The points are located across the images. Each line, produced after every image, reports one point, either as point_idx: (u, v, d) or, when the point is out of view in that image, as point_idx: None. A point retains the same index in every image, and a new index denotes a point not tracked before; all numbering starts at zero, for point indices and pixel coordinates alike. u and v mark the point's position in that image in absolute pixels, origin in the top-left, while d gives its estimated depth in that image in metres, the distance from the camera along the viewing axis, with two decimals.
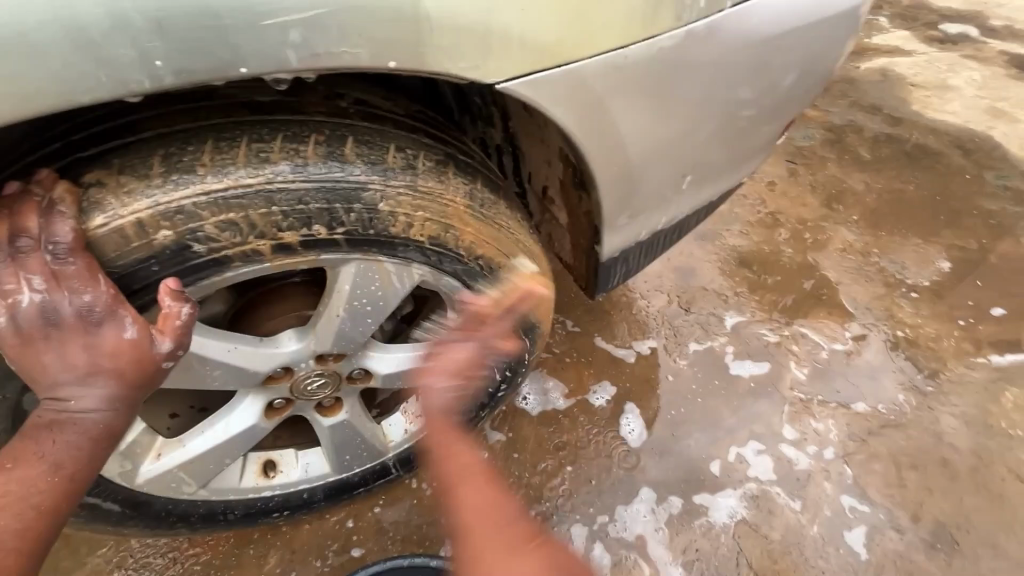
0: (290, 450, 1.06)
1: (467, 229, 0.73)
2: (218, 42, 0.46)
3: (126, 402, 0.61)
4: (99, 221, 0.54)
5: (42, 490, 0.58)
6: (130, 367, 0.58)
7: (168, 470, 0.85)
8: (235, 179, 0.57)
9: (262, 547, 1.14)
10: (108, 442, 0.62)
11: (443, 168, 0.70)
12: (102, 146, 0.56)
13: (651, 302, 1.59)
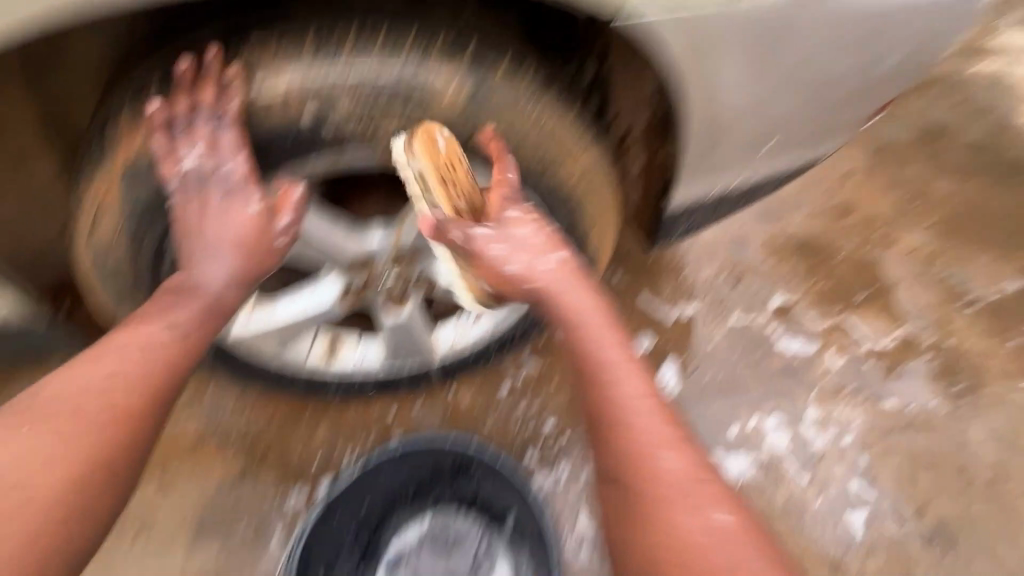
0: (352, 334, 1.16)
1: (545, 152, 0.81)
2: None
3: (240, 276, 0.82)
4: (256, 92, 0.70)
5: (162, 351, 0.75)
6: (250, 237, 0.80)
7: (257, 330, 0.98)
8: (363, 73, 0.71)
9: (312, 420, 1.28)
10: (216, 319, 0.81)
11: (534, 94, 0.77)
12: (263, 30, 0.70)
13: (701, 269, 1.62)
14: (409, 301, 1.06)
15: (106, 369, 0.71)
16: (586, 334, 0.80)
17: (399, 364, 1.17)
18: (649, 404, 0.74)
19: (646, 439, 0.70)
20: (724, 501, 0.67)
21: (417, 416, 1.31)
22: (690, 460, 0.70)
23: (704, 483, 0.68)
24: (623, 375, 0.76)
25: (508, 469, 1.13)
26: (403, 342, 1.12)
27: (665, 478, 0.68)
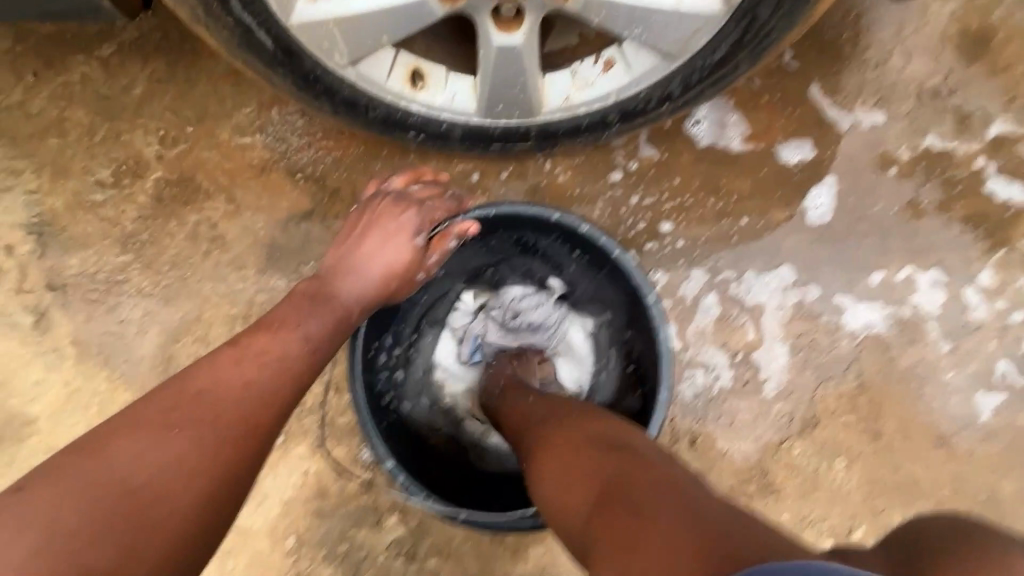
0: (439, 68, 0.89)
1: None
2: None
3: (380, 293, 0.79)
4: None
5: (291, 356, 0.65)
6: (400, 262, 0.81)
7: (323, 21, 0.74)
8: None
9: (387, 167, 1.12)
10: (339, 332, 0.72)
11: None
12: None
13: (910, 64, 1.15)
14: (519, 29, 0.78)
15: (243, 370, 0.61)
16: (509, 420, 0.83)
17: (493, 118, 0.91)
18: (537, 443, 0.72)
19: (534, 478, 0.68)
20: (593, 471, 0.60)
21: (503, 186, 1.12)
22: (559, 458, 0.66)
23: (576, 481, 0.61)
24: (525, 435, 0.76)
25: (626, 266, 0.90)
26: (506, 82, 0.85)
27: (547, 482, 0.65)
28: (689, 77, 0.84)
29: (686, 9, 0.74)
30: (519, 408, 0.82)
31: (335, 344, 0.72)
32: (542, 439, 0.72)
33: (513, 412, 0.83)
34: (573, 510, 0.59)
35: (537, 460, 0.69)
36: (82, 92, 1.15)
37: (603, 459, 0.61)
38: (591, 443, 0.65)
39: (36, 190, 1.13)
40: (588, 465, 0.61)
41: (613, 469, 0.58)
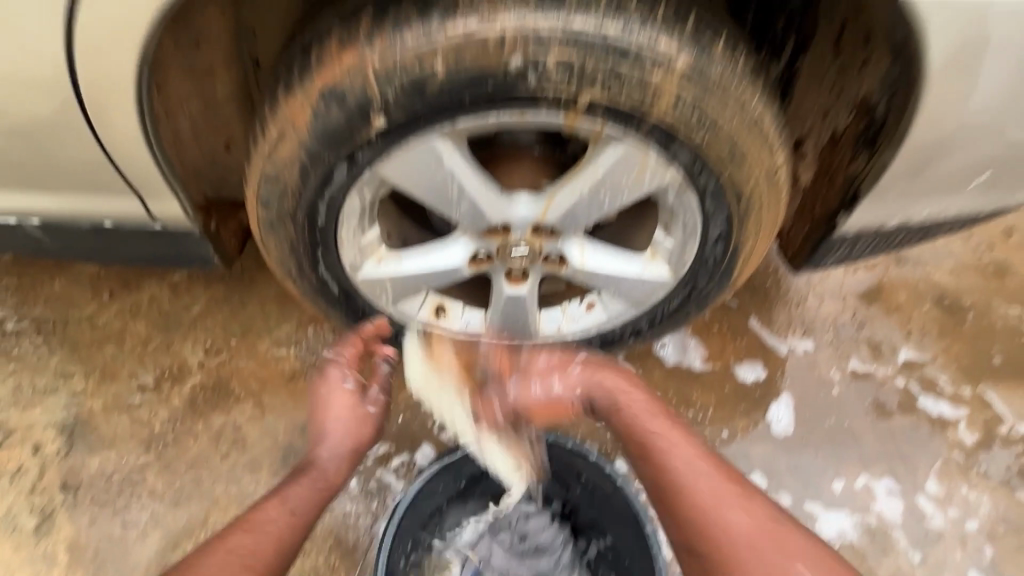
0: (458, 302, 1.12)
1: (734, 111, 0.69)
2: None
3: (348, 446, 0.96)
4: (418, 35, 0.64)
5: (287, 525, 0.84)
6: (352, 412, 0.97)
7: (381, 278, 0.96)
8: (552, 22, 0.63)
9: (402, 376, 1.28)
10: (327, 495, 0.92)
11: (733, 57, 0.67)
12: None
13: (823, 305, 1.46)
14: (524, 282, 1.03)
15: (241, 538, 0.81)
16: (635, 442, 0.91)
17: (498, 341, 1.13)
18: (699, 459, 0.86)
19: (700, 513, 0.81)
20: (752, 539, 0.79)
21: None
22: (722, 505, 0.82)
23: (732, 536, 0.80)
24: (676, 442, 0.88)
25: (628, 496, 1.04)
26: (511, 317, 1.08)
27: (727, 531, 0.80)
28: (651, 319, 1.09)
29: (647, 276, 0.98)
30: (641, 409, 0.93)
31: (318, 503, 0.90)
32: (700, 461, 0.85)
33: (637, 429, 0.91)
34: (715, 532, 0.80)
35: (702, 470, 0.84)
36: (147, 308, 1.32)
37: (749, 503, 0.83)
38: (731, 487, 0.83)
39: (80, 391, 1.24)
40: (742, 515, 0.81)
41: (769, 540, 0.79)
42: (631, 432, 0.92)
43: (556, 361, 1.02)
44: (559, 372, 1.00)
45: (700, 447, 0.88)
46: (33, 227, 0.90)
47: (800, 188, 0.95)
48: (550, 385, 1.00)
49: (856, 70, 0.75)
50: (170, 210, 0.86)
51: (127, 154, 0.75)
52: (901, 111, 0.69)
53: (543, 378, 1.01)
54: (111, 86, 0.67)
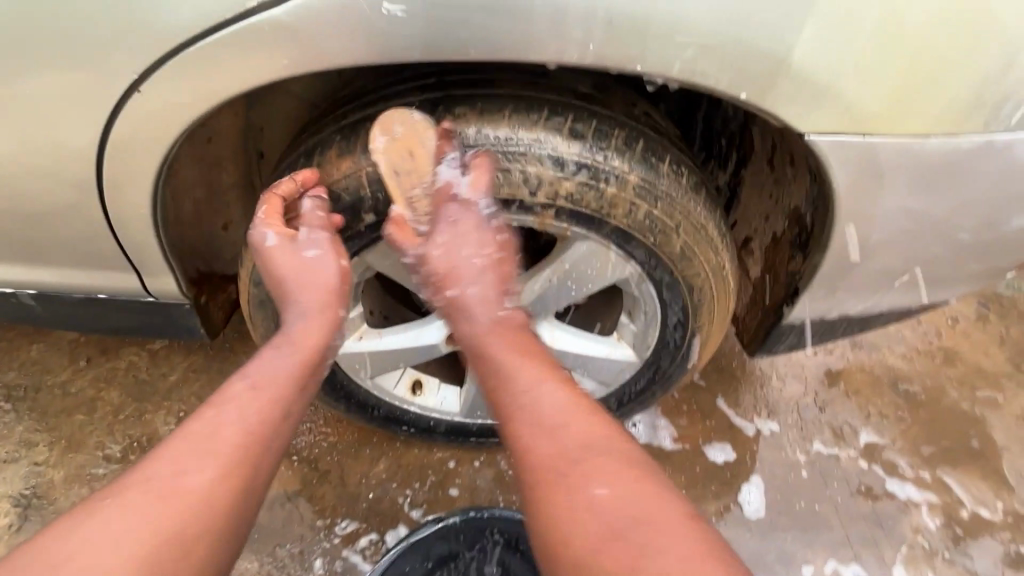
0: (434, 379, 1.18)
1: (681, 218, 0.79)
2: (638, 43, 0.59)
3: (320, 315, 0.75)
4: (401, 145, 0.71)
5: (252, 404, 0.66)
6: (310, 266, 0.75)
7: (361, 352, 1.01)
8: (520, 140, 0.71)
9: (374, 451, 1.28)
10: (311, 361, 0.73)
11: (678, 174, 0.78)
12: (426, 94, 0.72)
13: (786, 387, 1.53)
14: None
15: (189, 444, 0.62)
16: (487, 343, 0.74)
17: (472, 417, 1.16)
18: (545, 381, 0.69)
19: (526, 438, 0.67)
20: (591, 449, 0.65)
21: (476, 473, 1.28)
22: (567, 425, 0.66)
23: (569, 463, 0.64)
24: (523, 364, 0.71)
25: None
26: (486, 394, 1.12)
27: (552, 458, 0.65)
28: (620, 399, 1.14)
29: (614, 356, 1.04)
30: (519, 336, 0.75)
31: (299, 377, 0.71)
32: (547, 384, 0.69)
33: (489, 337, 0.75)
34: (554, 482, 0.64)
35: (547, 402, 0.68)
36: (123, 376, 1.32)
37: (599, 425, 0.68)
38: (581, 441, 0.65)
39: (42, 461, 1.21)
40: (551, 437, 0.66)
41: (618, 484, 0.63)
42: (488, 328, 0.75)
43: (490, 243, 0.77)
44: (464, 233, 0.76)
45: (541, 375, 0.70)
46: (28, 297, 0.94)
47: (751, 280, 1.05)
48: (461, 295, 0.77)
49: (785, 184, 0.87)
50: (166, 288, 0.92)
51: (134, 241, 0.81)
52: (823, 224, 0.80)
53: (468, 276, 0.76)
54: (128, 188, 0.74)
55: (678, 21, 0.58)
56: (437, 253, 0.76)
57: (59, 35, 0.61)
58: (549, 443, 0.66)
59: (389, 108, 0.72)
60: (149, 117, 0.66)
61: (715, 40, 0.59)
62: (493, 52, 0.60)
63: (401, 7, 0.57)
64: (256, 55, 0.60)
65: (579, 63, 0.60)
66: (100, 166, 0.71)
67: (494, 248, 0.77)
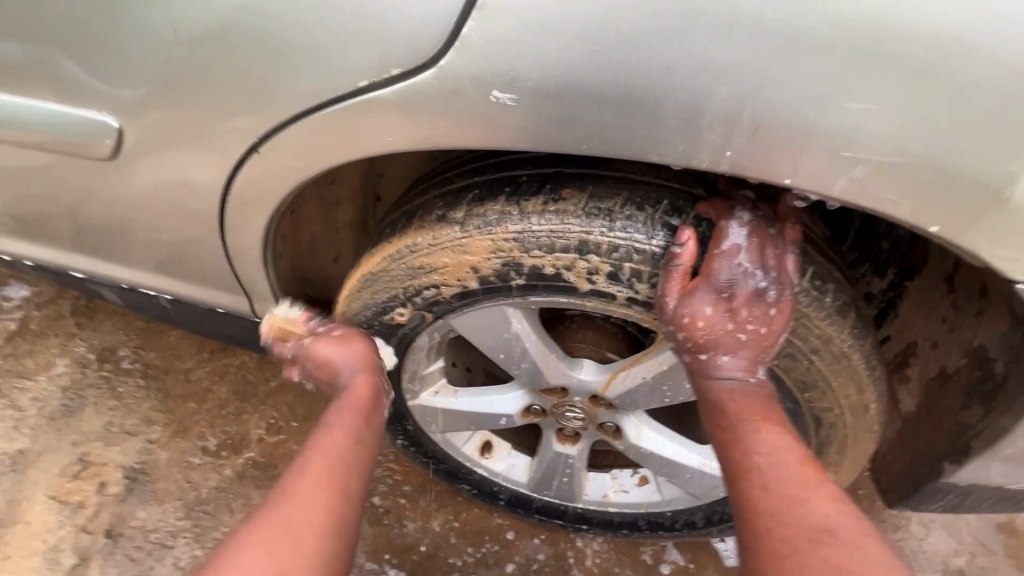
0: (505, 443, 1.10)
1: (817, 343, 0.66)
2: (788, 155, 0.50)
3: (375, 399, 0.79)
4: (500, 225, 0.66)
5: (340, 477, 0.68)
6: (355, 361, 0.80)
7: (436, 407, 0.95)
8: (631, 233, 0.63)
9: (435, 502, 1.24)
10: (371, 442, 0.75)
11: (821, 291, 0.64)
12: (538, 170, 0.66)
13: (931, 538, 1.22)
14: (573, 442, 1.00)
15: (288, 525, 0.61)
16: (727, 403, 0.65)
17: (537, 492, 1.08)
18: (785, 448, 0.61)
19: (769, 489, 0.58)
20: (836, 536, 0.54)
21: (534, 551, 1.19)
22: (809, 499, 0.57)
23: (821, 531, 0.54)
24: (759, 426, 0.63)
25: None
26: (555, 474, 1.03)
27: (799, 529, 0.55)
28: (711, 515, 1.00)
29: (708, 469, 0.92)
30: (748, 395, 0.66)
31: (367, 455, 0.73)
32: (785, 445, 0.61)
33: (733, 404, 0.65)
34: (801, 544, 0.54)
35: (784, 468, 0.59)
36: (234, 374, 1.43)
37: (849, 513, 0.56)
38: (819, 526, 0.54)
39: (154, 440, 1.34)
40: (816, 506, 0.56)
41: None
42: (732, 392, 0.65)
43: (709, 324, 0.64)
44: (734, 310, 0.64)
45: (796, 449, 0.61)
46: (165, 301, 1.04)
47: (900, 415, 0.86)
48: (714, 359, 0.66)
49: (969, 315, 0.70)
50: (270, 313, 0.97)
51: (249, 273, 0.88)
52: None
53: (726, 343, 0.65)
54: (252, 229, 0.79)
55: (852, 134, 0.48)
56: (701, 326, 0.64)
57: (213, 94, 0.66)
58: (777, 512, 0.57)
59: (496, 180, 0.68)
60: (275, 171, 0.70)
61: (896, 159, 0.49)
62: (611, 152, 0.54)
63: (511, 96, 0.54)
64: (378, 127, 0.60)
65: (711, 169, 0.53)
66: (224, 204, 0.77)
67: (766, 335, 0.64)
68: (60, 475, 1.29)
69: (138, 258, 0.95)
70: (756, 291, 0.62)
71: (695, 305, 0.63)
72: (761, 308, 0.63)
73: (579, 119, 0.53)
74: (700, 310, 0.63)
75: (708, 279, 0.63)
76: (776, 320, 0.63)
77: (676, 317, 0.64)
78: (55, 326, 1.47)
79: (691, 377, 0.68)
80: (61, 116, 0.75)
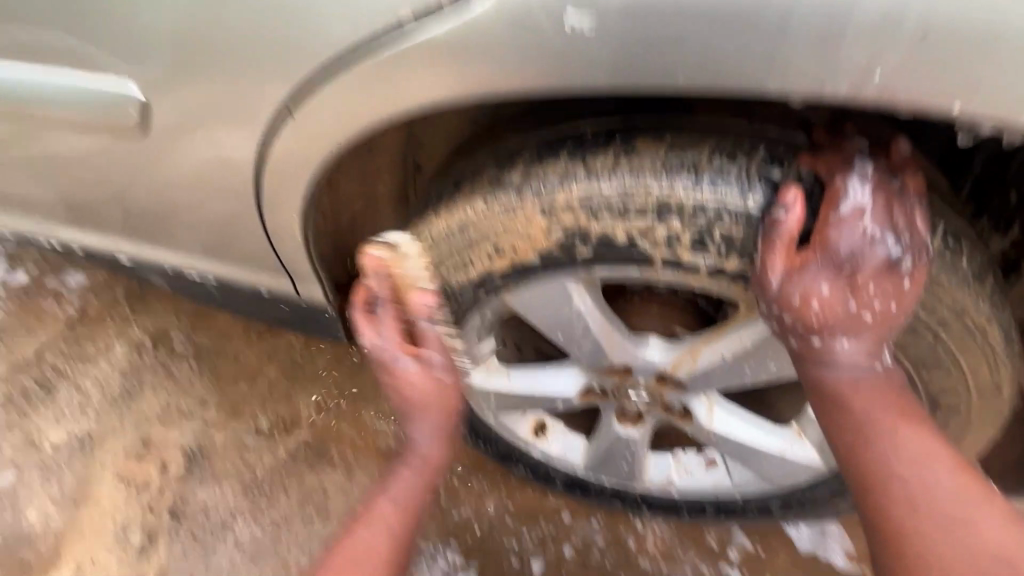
0: (560, 424, 1.04)
1: (946, 315, 0.57)
2: (958, 72, 0.44)
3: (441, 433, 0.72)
4: (564, 189, 0.58)
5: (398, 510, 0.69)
6: (433, 395, 0.70)
7: (487, 388, 0.90)
8: (722, 190, 0.54)
9: (487, 484, 1.20)
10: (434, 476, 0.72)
11: (955, 253, 0.54)
12: (604, 126, 0.58)
13: None
14: (635, 425, 0.93)
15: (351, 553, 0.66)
16: (851, 397, 0.57)
17: (596, 475, 1.02)
18: (934, 454, 0.54)
19: (923, 506, 0.52)
20: (1010, 561, 0.48)
21: (593, 534, 1.15)
22: (973, 517, 0.51)
23: (989, 553, 0.49)
24: (895, 428, 0.55)
25: None
26: (616, 457, 0.97)
27: (964, 553, 0.49)
28: (789, 501, 0.93)
29: (788, 453, 0.84)
30: (874, 387, 0.57)
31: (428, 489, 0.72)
32: (930, 449, 0.54)
33: (855, 398, 0.57)
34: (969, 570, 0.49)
35: (939, 480, 0.53)
36: (282, 355, 1.42)
37: (1016, 529, 0.50)
38: (988, 549, 0.49)
39: (210, 421, 1.36)
40: (982, 523, 0.50)
41: None
42: (852, 384, 0.56)
43: (829, 307, 0.54)
44: (858, 288, 0.54)
45: (945, 452, 0.54)
46: (210, 284, 1.02)
47: None
48: (829, 346, 0.56)
49: None
50: (315, 294, 0.94)
51: (291, 254, 0.84)
52: None
53: (846, 325, 0.55)
54: (291, 205, 0.74)
55: None
56: (816, 308, 0.54)
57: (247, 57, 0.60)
58: (936, 535, 0.50)
59: (556, 137, 0.60)
60: (316, 142, 0.64)
61: None
62: (717, 83, 0.48)
63: (590, 22, 0.47)
64: (430, 81, 0.54)
65: (853, 98, 0.46)
66: (259, 180, 0.73)
67: (895, 313, 0.55)
68: (125, 456, 1.32)
69: (181, 240, 0.93)
70: (886, 262, 0.53)
71: (808, 283, 0.54)
72: (891, 282, 0.53)
73: (673, 45, 0.47)
74: (822, 290, 0.54)
75: (828, 250, 0.53)
76: (908, 296, 0.54)
77: (784, 299, 0.54)
78: (110, 312, 1.50)
79: (798, 366, 0.58)
80: (94, 92, 0.71)
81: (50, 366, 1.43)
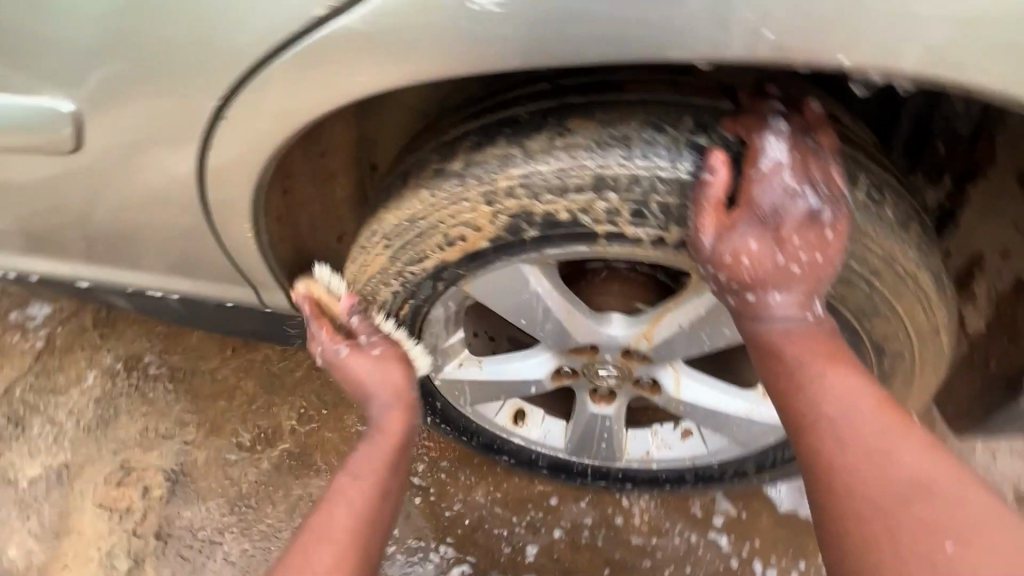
0: (539, 409, 1.05)
1: (878, 265, 0.59)
2: (847, 29, 0.48)
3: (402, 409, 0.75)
4: (506, 171, 0.59)
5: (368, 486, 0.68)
6: (384, 372, 0.74)
7: (460, 379, 0.90)
8: (654, 161, 0.56)
9: (474, 475, 1.21)
10: (402, 456, 0.72)
11: (879, 204, 0.57)
12: (540, 104, 0.59)
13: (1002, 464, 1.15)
14: (609, 402, 0.95)
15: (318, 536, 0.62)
16: (779, 346, 0.58)
17: (578, 455, 1.04)
18: (857, 391, 0.55)
19: (847, 442, 0.53)
20: (928, 488, 0.49)
21: (581, 514, 1.17)
22: (894, 450, 0.51)
23: (908, 482, 0.49)
24: (822, 370, 0.56)
25: None
26: (594, 435, 0.99)
27: (886, 485, 0.50)
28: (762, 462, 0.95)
29: (756, 415, 0.87)
30: (805, 334, 0.58)
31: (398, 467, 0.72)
32: (853, 387, 0.55)
33: (789, 346, 0.58)
34: (888, 498, 0.49)
35: (862, 415, 0.53)
36: (259, 368, 1.41)
37: (936, 457, 0.51)
38: (908, 478, 0.50)
39: (190, 440, 1.34)
40: (904, 454, 0.51)
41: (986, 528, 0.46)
42: (784, 333, 0.58)
43: (757, 262, 0.57)
44: (784, 241, 0.57)
45: (868, 387, 0.55)
46: (174, 301, 1.01)
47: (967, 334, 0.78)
48: (764, 299, 0.58)
49: None
50: (280, 302, 0.94)
51: (250, 262, 0.84)
52: None
53: (778, 278, 0.58)
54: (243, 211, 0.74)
55: None
56: (747, 264, 0.57)
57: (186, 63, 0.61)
58: (859, 468, 0.51)
59: (495, 121, 0.61)
60: (261, 138, 0.66)
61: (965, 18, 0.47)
62: (622, 48, 0.51)
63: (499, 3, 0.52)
64: (361, 68, 0.57)
65: (755, 59, 0.50)
66: (204, 187, 0.73)
67: (823, 263, 0.57)
68: (105, 483, 1.30)
69: (137, 259, 0.91)
70: (808, 213, 0.56)
71: (737, 240, 0.57)
72: (815, 232, 0.56)
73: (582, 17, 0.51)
74: (749, 246, 0.57)
75: (751, 207, 0.56)
76: (833, 246, 0.57)
77: (717, 258, 0.57)
78: (79, 340, 1.47)
79: (737, 323, 0.61)
80: (26, 113, 0.70)
81: (21, 399, 1.40)
